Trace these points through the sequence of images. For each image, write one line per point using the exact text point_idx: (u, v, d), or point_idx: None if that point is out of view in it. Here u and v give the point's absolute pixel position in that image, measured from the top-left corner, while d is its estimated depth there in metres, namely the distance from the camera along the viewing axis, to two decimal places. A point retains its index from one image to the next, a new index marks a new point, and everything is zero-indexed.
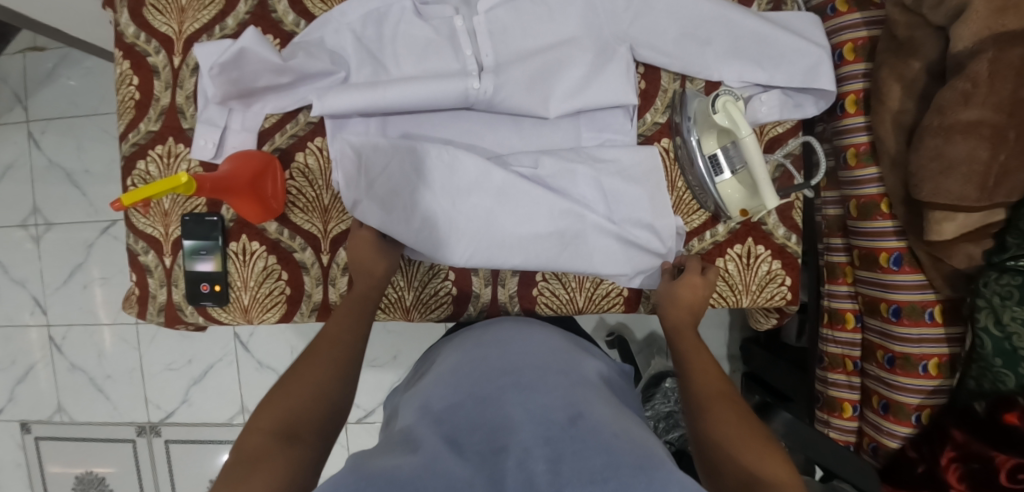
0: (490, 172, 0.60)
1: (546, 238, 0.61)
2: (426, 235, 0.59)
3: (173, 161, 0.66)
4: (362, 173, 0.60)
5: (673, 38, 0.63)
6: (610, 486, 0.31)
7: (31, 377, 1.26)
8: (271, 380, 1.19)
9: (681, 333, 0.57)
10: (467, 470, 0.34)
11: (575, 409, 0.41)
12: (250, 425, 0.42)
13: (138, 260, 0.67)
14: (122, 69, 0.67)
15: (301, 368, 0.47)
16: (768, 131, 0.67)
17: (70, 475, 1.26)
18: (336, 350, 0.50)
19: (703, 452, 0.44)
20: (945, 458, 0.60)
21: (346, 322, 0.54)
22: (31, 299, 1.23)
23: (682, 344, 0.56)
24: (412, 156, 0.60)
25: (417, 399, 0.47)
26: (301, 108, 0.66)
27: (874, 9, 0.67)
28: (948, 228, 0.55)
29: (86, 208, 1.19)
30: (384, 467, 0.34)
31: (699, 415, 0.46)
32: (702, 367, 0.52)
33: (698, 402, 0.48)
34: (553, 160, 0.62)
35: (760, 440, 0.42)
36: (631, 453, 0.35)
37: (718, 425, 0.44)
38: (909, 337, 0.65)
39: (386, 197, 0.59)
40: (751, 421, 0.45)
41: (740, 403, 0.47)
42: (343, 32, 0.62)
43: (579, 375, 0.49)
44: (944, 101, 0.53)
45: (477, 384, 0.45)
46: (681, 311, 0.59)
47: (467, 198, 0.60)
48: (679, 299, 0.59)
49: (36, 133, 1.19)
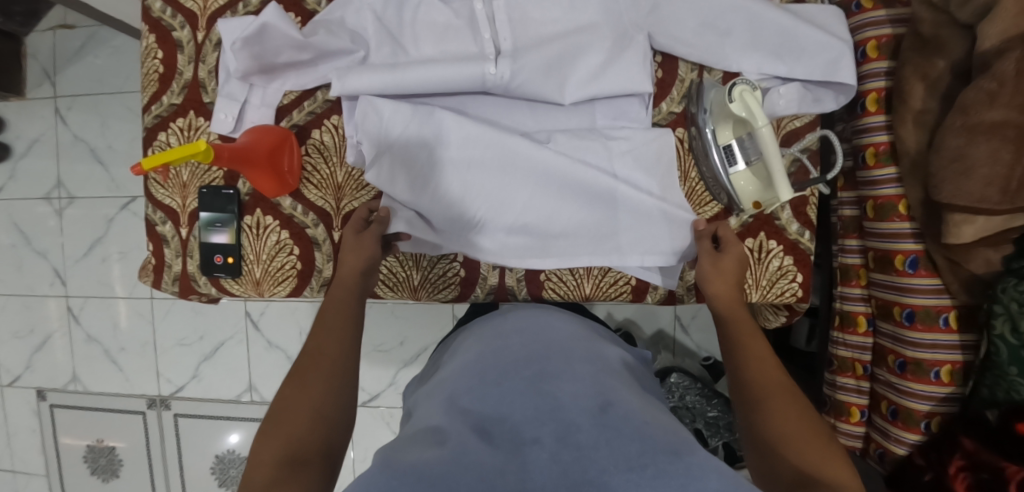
0: (520, 152, 0.61)
1: (569, 212, 0.64)
2: (446, 202, 0.62)
3: (193, 135, 0.68)
4: (385, 137, 0.62)
5: (692, 28, 0.62)
6: (648, 473, 0.32)
7: (49, 346, 1.29)
8: (280, 360, 1.21)
9: (735, 315, 0.55)
10: (498, 457, 0.34)
11: (603, 398, 0.41)
12: (252, 459, 0.42)
13: (156, 230, 0.69)
14: (148, 43, 0.68)
15: (294, 394, 0.47)
16: (785, 124, 0.67)
17: (81, 444, 1.29)
18: (323, 363, 0.50)
19: (759, 448, 0.45)
20: (954, 467, 0.58)
21: (329, 334, 0.53)
22: (52, 270, 1.27)
23: (734, 327, 0.54)
24: (431, 123, 0.62)
25: (442, 396, 0.45)
26: (319, 86, 0.66)
27: (900, 7, 0.65)
28: (967, 231, 0.54)
29: (107, 184, 1.22)
30: (413, 460, 0.33)
31: (756, 408, 0.46)
32: (755, 354, 0.50)
33: (754, 394, 0.47)
34: (567, 136, 0.64)
35: (819, 440, 0.43)
36: (662, 438, 0.35)
37: (778, 423, 0.44)
38: (921, 342, 0.64)
39: (396, 157, 0.62)
40: (809, 415, 0.45)
41: (798, 394, 0.47)
42: (363, 12, 0.63)
43: (603, 362, 0.49)
44: (968, 101, 0.52)
45: (501, 374, 0.45)
46: (723, 284, 0.57)
47: (492, 176, 0.62)
48: (725, 275, 0.57)
49: (63, 109, 1.22)
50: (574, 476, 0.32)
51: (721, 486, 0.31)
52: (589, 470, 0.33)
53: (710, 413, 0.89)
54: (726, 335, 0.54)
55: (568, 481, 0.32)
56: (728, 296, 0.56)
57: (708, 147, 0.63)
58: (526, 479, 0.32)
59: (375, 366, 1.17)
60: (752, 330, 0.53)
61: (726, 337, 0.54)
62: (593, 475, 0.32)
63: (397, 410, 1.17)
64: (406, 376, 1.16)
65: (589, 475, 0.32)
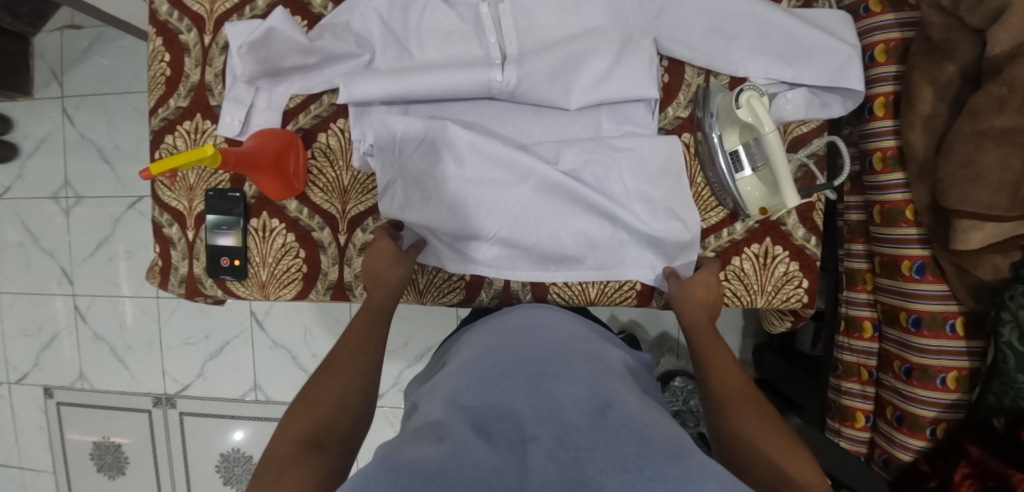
0: (534, 168, 0.61)
1: (569, 238, 0.64)
2: (453, 220, 0.62)
3: (200, 137, 0.68)
4: (394, 154, 0.62)
5: (699, 32, 0.62)
6: (645, 474, 0.32)
7: (56, 344, 1.31)
8: (284, 359, 1.21)
9: (699, 332, 0.57)
10: (497, 456, 0.34)
11: (603, 400, 0.40)
12: (277, 436, 0.42)
13: (163, 232, 0.69)
14: (156, 46, 0.68)
15: (325, 381, 0.48)
16: (792, 130, 0.66)
17: (87, 441, 1.30)
18: (360, 358, 0.51)
19: (724, 451, 0.44)
20: (959, 474, 0.58)
21: (366, 333, 0.55)
22: (59, 269, 1.28)
23: (702, 343, 0.55)
24: (444, 140, 0.62)
25: (442, 393, 0.44)
26: (326, 90, 0.67)
27: (909, 10, 0.65)
28: (975, 237, 0.53)
29: (114, 183, 1.22)
30: (413, 456, 0.33)
31: (718, 416, 0.47)
32: (718, 365, 0.52)
33: (716, 403, 0.48)
34: (575, 153, 0.63)
35: (782, 441, 0.43)
36: (662, 442, 0.35)
37: (739, 426, 0.44)
38: (928, 348, 0.64)
39: (405, 174, 0.62)
40: (771, 418, 0.45)
41: (759, 401, 0.47)
42: (369, 16, 0.63)
43: (605, 363, 0.49)
44: (978, 105, 0.52)
45: (504, 370, 0.45)
46: (697, 309, 0.59)
47: (498, 186, 0.62)
48: (699, 299, 0.59)
49: (71, 109, 1.23)
50: (570, 476, 0.32)
51: (720, 490, 0.31)
52: (586, 471, 0.32)
53: None
54: (695, 349, 0.56)
55: (565, 480, 0.32)
56: (700, 310, 0.59)
57: (714, 151, 0.63)
58: (524, 481, 0.32)
59: None
60: (717, 345, 0.55)
61: (697, 353, 0.55)
62: (590, 475, 0.32)
63: (400, 410, 1.17)
64: (410, 376, 1.16)
65: (586, 475, 0.32)
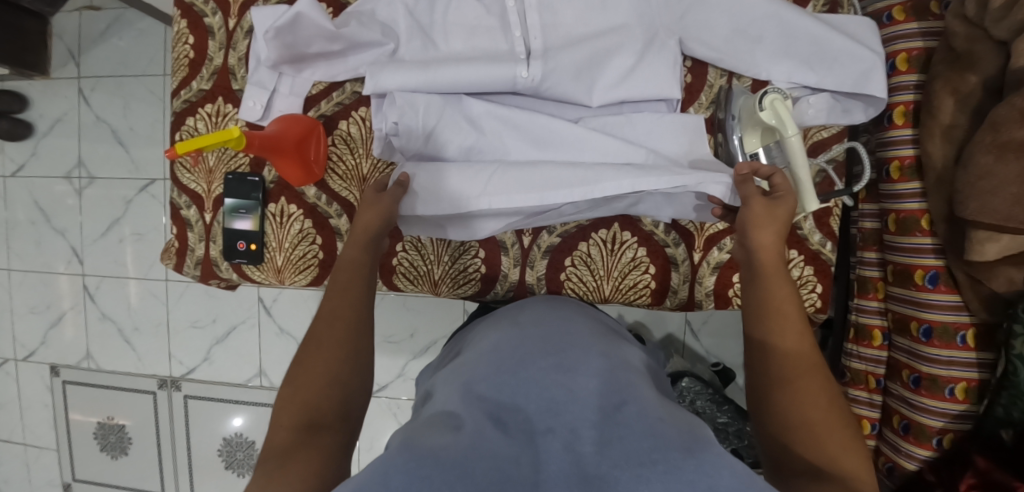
0: (551, 130, 0.64)
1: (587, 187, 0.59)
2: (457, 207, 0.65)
3: (220, 121, 0.69)
4: (416, 128, 0.63)
5: (725, 35, 0.62)
6: (659, 468, 0.31)
7: (62, 324, 1.31)
8: (290, 346, 1.21)
9: (770, 282, 0.49)
10: (512, 447, 0.34)
11: (619, 395, 0.40)
12: (274, 419, 0.43)
13: (181, 214, 0.71)
14: (180, 28, 0.69)
15: (308, 361, 0.47)
16: (813, 135, 0.67)
17: (92, 422, 1.31)
18: (341, 327, 0.50)
19: (771, 428, 0.44)
20: (964, 484, 0.59)
21: (345, 298, 0.53)
22: (70, 249, 1.28)
23: (769, 295, 0.48)
24: (461, 113, 0.65)
25: (458, 380, 0.44)
26: (349, 78, 0.67)
27: (933, 19, 0.65)
28: (991, 249, 0.53)
29: (128, 165, 1.23)
30: (429, 444, 0.33)
31: (779, 387, 0.44)
32: (792, 333, 0.46)
33: (783, 371, 0.45)
34: (595, 119, 0.66)
35: (843, 431, 0.41)
36: (676, 436, 0.34)
37: (804, 408, 0.42)
38: (937, 358, 0.63)
39: (423, 152, 0.65)
40: (838, 406, 0.43)
41: (828, 377, 0.44)
42: (396, 6, 0.63)
43: (622, 357, 0.48)
44: (1001, 118, 0.51)
45: (522, 362, 0.44)
46: (765, 233, 0.51)
47: (525, 150, 0.65)
48: (763, 225, 0.51)
49: (87, 89, 1.24)
50: (586, 469, 0.32)
51: (735, 484, 0.31)
52: (600, 466, 0.32)
53: (721, 419, 0.88)
54: (759, 297, 0.49)
55: (580, 477, 0.31)
56: (772, 249, 0.50)
57: (735, 153, 0.64)
58: (539, 471, 0.32)
59: (384, 358, 1.18)
60: (791, 298, 0.48)
61: (757, 303, 0.49)
62: (605, 470, 0.32)
63: (403, 402, 1.18)
64: (415, 368, 1.17)
65: (600, 470, 0.32)
